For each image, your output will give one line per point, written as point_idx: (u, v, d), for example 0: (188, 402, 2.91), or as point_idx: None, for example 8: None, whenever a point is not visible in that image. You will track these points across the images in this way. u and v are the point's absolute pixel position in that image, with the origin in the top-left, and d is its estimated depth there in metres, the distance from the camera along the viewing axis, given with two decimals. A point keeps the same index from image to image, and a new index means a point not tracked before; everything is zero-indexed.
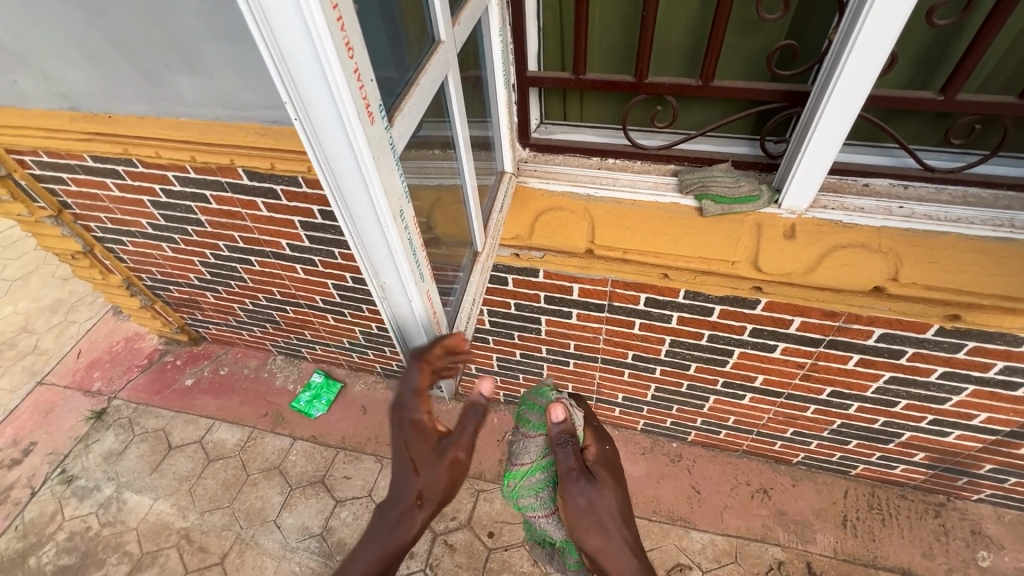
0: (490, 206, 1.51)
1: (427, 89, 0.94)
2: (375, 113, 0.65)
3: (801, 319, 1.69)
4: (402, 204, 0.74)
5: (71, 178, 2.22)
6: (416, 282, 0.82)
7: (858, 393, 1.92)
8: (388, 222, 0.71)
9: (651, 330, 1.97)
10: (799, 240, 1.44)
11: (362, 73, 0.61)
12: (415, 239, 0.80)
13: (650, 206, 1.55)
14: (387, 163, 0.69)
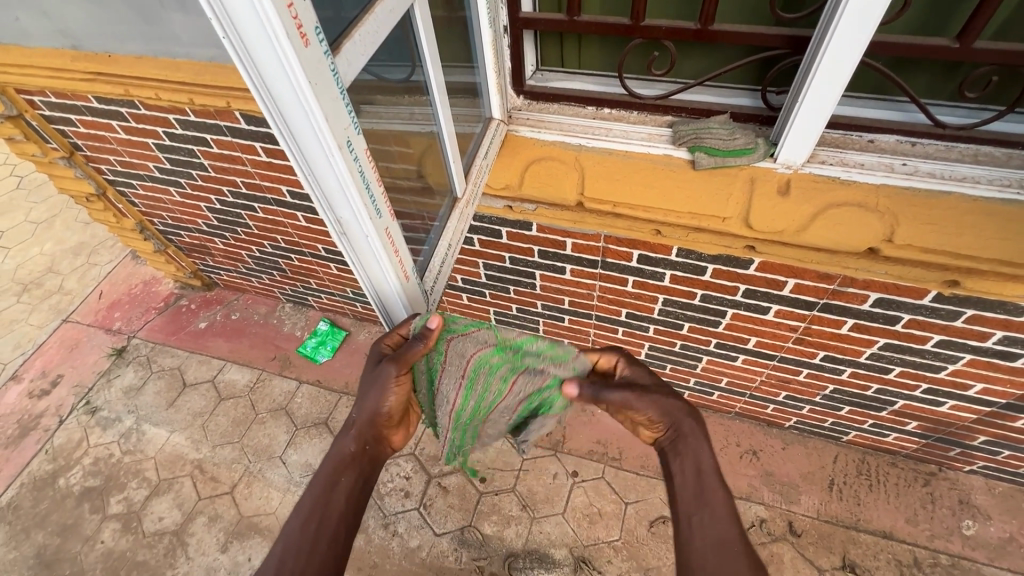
0: (474, 152, 1.49)
1: (387, 21, 0.92)
2: (311, 37, 0.63)
3: (795, 281, 1.66)
4: (350, 134, 0.74)
5: (78, 119, 2.25)
6: (371, 216, 0.83)
7: (851, 359, 1.90)
8: (335, 152, 0.71)
9: (644, 288, 1.96)
10: (793, 197, 1.39)
11: None
12: (368, 172, 0.81)
13: (642, 158, 1.51)
14: (329, 91, 0.68)
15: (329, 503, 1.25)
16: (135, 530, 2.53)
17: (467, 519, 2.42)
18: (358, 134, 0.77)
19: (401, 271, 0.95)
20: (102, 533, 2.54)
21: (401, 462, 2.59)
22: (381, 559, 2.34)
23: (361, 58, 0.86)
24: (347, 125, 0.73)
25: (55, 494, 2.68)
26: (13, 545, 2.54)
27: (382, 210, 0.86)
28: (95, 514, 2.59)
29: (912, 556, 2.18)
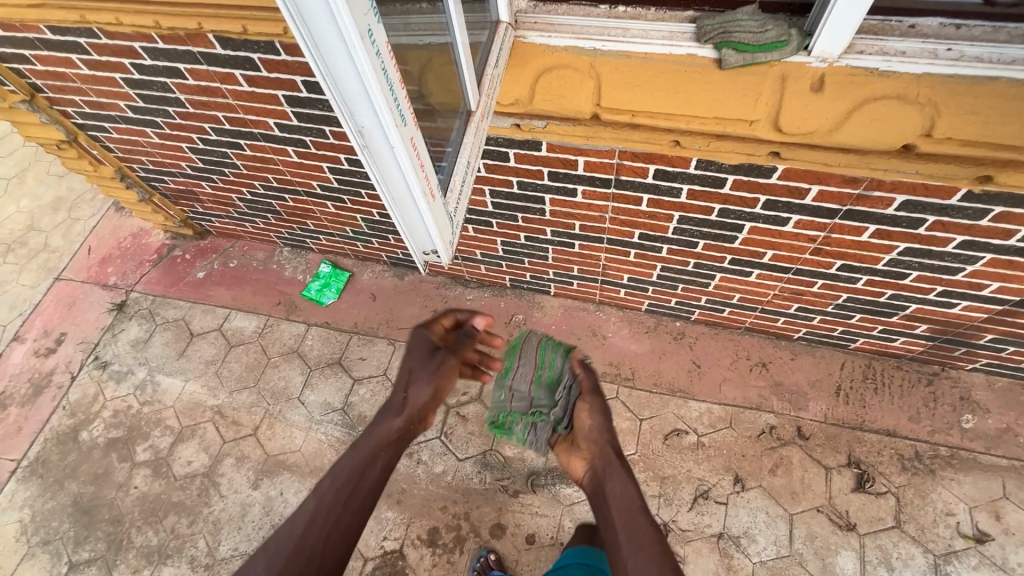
0: (482, 60, 1.37)
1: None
2: None
3: (818, 188, 1.60)
4: (371, 22, 0.65)
5: (34, 56, 2.06)
6: (397, 122, 0.75)
7: (868, 266, 1.89)
8: (359, 49, 0.63)
9: (659, 206, 1.91)
10: (828, 93, 1.29)
11: None
12: (391, 70, 0.72)
13: (663, 59, 1.38)
14: None
15: (365, 474, 1.31)
16: (165, 475, 2.60)
17: (488, 444, 2.50)
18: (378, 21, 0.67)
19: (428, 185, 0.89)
20: (134, 479, 2.61)
21: None
22: (408, 485, 2.43)
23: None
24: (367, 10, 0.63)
25: (80, 447, 2.72)
26: (49, 496, 2.61)
27: (406, 116, 0.78)
28: (124, 463, 2.65)
29: (914, 450, 2.29)
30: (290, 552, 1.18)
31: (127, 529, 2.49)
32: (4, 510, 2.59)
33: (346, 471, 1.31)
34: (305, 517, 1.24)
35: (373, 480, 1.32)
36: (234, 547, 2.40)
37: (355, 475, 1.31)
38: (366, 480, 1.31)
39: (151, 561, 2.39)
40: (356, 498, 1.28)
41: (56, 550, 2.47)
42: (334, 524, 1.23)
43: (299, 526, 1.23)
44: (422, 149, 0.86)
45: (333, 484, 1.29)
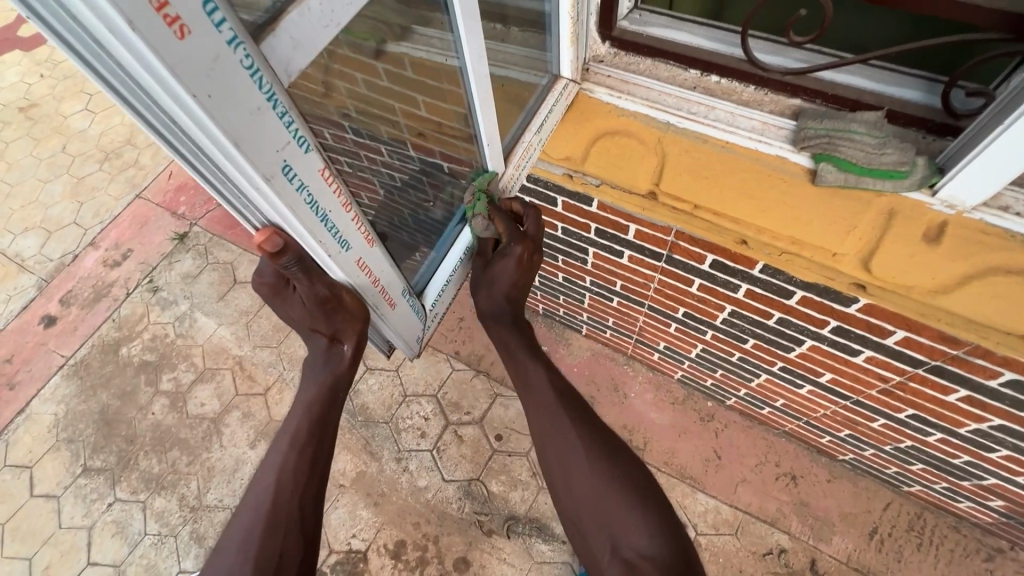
0: (524, 119, 1.26)
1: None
2: (227, 88, 0.56)
3: (905, 334, 1.32)
4: (288, 160, 0.69)
5: None
6: (317, 233, 0.80)
7: (946, 426, 1.57)
8: (269, 192, 0.68)
9: (711, 294, 1.67)
10: (945, 248, 1.02)
11: (193, 45, 0.51)
12: (315, 190, 0.76)
13: (746, 154, 1.15)
14: (258, 132, 0.62)
15: (323, 427, 1.25)
16: (180, 409, 2.75)
17: (476, 472, 2.42)
18: (300, 150, 0.70)
19: (356, 275, 0.95)
20: (153, 406, 2.78)
21: (422, 402, 2.60)
22: (389, 490, 2.42)
23: (326, 28, 0.66)
24: (280, 147, 0.66)
25: (118, 361, 2.93)
26: (83, 398, 2.84)
27: (334, 225, 0.83)
28: (149, 387, 2.83)
29: None
30: (265, 527, 1.14)
31: (136, 450, 2.66)
32: (45, 399, 2.85)
33: (303, 428, 1.23)
34: (270, 489, 1.19)
35: (330, 430, 1.27)
36: (220, 498, 2.51)
37: (316, 433, 1.24)
38: (327, 432, 1.26)
39: (147, 488, 2.56)
40: (324, 450, 1.25)
41: (76, 450, 2.69)
42: (307, 489, 1.20)
43: (267, 496, 1.18)
44: (352, 246, 0.90)
45: (289, 449, 1.22)
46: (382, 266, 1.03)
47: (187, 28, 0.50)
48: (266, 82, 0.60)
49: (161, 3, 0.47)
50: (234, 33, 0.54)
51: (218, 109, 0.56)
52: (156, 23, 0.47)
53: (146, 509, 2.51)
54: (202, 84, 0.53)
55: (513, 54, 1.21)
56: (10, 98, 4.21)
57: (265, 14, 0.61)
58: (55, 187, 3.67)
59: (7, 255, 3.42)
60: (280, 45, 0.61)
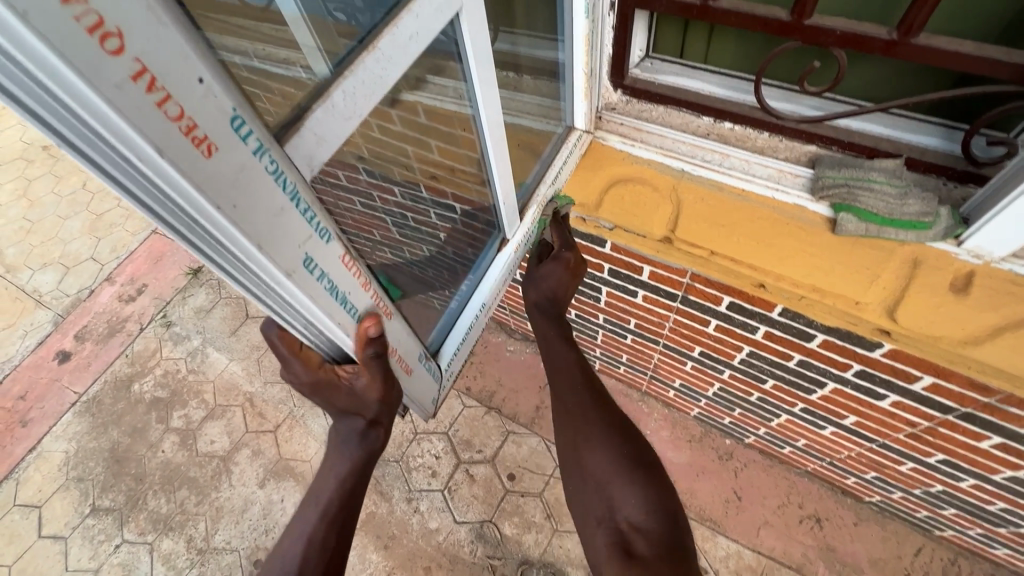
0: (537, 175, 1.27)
1: (393, 61, 0.71)
2: (249, 196, 0.57)
3: (933, 380, 1.28)
4: (309, 254, 0.69)
5: None
6: (334, 316, 0.79)
7: (980, 472, 1.51)
8: (290, 286, 0.68)
9: (728, 334, 1.64)
10: (974, 298, 0.99)
11: (219, 160, 0.52)
12: (334, 276, 0.75)
13: (762, 202, 1.15)
14: (278, 233, 0.63)
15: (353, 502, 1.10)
16: (190, 447, 2.73)
17: (489, 514, 2.36)
18: (322, 242, 0.70)
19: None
20: (164, 443, 2.76)
21: (433, 440, 2.56)
22: (399, 532, 2.36)
23: (347, 120, 0.68)
24: (302, 243, 0.67)
25: (129, 397, 2.93)
26: (94, 436, 2.83)
27: (353, 306, 0.82)
28: (160, 424, 2.82)
29: None
30: None
31: (145, 489, 2.64)
32: (56, 436, 2.85)
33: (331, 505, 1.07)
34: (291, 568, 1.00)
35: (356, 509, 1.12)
36: (228, 539, 2.47)
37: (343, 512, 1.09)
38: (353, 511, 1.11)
39: (155, 529, 2.52)
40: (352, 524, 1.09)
41: (86, 489, 2.67)
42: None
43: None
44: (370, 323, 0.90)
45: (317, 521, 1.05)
46: (401, 336, 1.00)
47: (215, 146, 0.51)
48: (289, 183, 0.61)
49: (190, 128, 0.48)
50: (259, 142, 0.56)
51: (243, 216, 0.57)
52: (184, 146, 0.49)
53: (153, 551, 2.47)
54: (226, 196, 0.54)
55: (526, 103, 1.22)
56: (35, 137, 4.36)
57: (293, 115, 0.63)
58: (74, 223, 3.75)
59: (26, 290, 3.47)
60: (304, 143, 0.62)
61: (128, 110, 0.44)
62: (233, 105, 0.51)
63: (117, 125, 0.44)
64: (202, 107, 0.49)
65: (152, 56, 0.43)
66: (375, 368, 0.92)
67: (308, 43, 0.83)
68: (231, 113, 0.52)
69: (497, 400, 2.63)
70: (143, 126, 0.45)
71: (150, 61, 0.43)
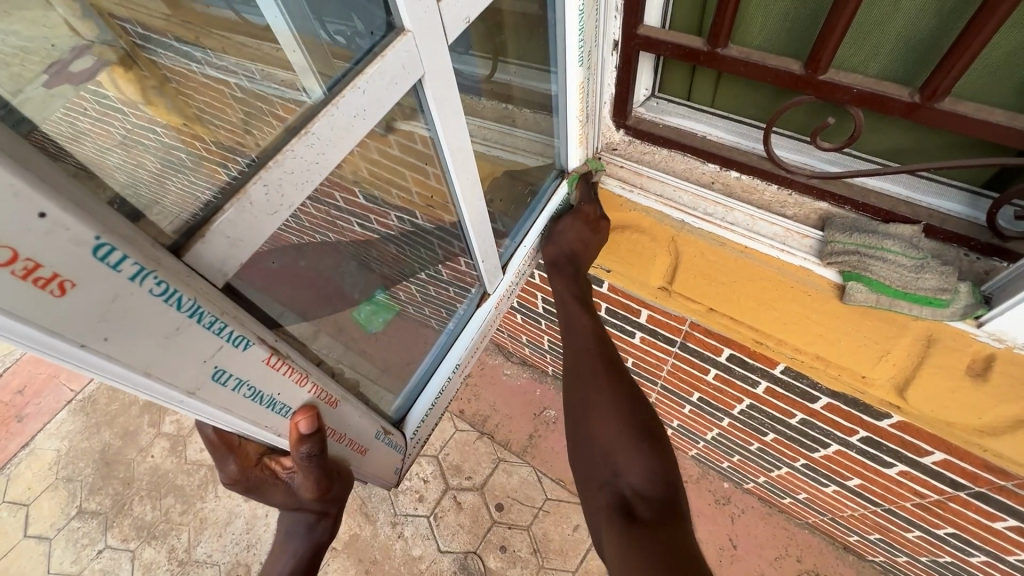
0: (519, 232, 1.25)
1: (333, 143, 0.66)
2: (124, 323, 0.50)
3: (945, 457, 1.19)
4: (217, 366, 0.62)
5: None
6: (258, 418, 0.73)
7: (993, 551, 1.41)
8: (191, 401, 0.62)
9: (728, 384, 1.56)
10: (993, 386, 0.90)
11: (77, 298, 0.46)
12: (257, 380, 0.69)
13: (768, 263, 1.06)
14: (172, 354, 0.56)
15: None
16: (179, 454, 2.71)
17: (474, 545, 2.30)
18: (238, 350, 0.64)
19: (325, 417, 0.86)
20: (153, 448, 2.74)
21: (422, 463, 2.51)
22: (381, 558, 2.30)
23: (274, 215, 0.63)
24: (209, 356, 0.61)
25: (124, 398, 2.93)
26: (86, 436, 2.83)
27: (280, 404, 0.75)
28: (151, 428, 2.81)
29: None
30: None
31: (132, 495, 2.62)
32: (50, 434, 2.85)
33: None
34: None
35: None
36: (209, 553, 2.43)
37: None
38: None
39: (139, 536, 2.50)
40: None
41: (74, 490, 2.67)
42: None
43: None
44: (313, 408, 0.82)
45: None
46: (350, 420, 0.93)
47: (70, 281, 0.45)
48: (186, 300, 0.55)
49: (32, 268, 0.42)
50: (139, 266, 0.49)
51: (119, 345, 0.51)
52: (24, 288, 0.42)
53: (134, 559, 2.45)
54: (94, 330, 0.48)
55: (520, 139, 1.18)
56: None
57: (202, 216, 0.58)
58: None
59: None
60: (212, 247, 0.57)
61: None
62: (96, 234, 0.44)
63: None
64: (48, 243, 0.42)
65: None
66: (310, 471, 0.85)
67: (306, 68, 0.76)
68: (95, 244, 0.45)
69: (490, 425, 2.57)
70: None
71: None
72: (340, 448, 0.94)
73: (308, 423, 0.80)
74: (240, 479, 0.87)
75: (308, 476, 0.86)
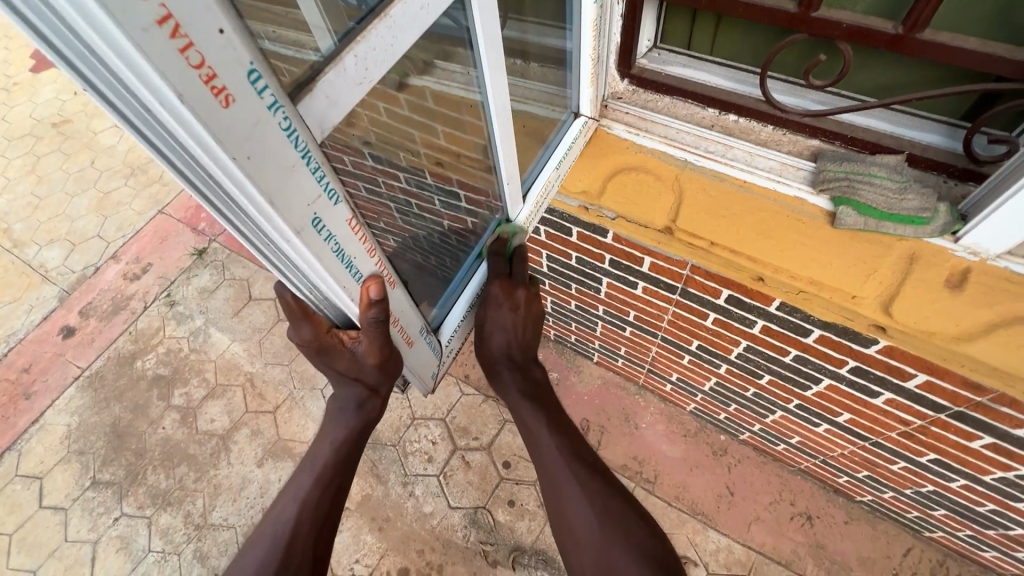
0: (540, 163, 1.28)
1: (406, 29, 0.73)
2: (263, 146, 0.58)
3: (927, 378, 1.29)
4: (319, 211, 0.70)
5: None
6: (342, 278, 0.81)
7: (970, 473, 1.52)
8: (299, 242, 0.70)
9: (726, 328, 1.66)
10: (968, 295, 1.01)
11: (236, 113, 0.54)
12: (342, 239, 0.77)
13: (764, 194, 1.16)
14: (290, 188, 0.64)
15: (347, 465, 1.14)
16: (190, 424, 2.76)
17: (483, 500, 2.39)
18: (331, 203, 0.72)
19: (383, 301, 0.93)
20: (164, 420, 2.79)
21: (430, 426, 2.59)
22: (394, 515, 2.39)
23: (358, 85, 0.69)
24: (312, 200, 0.68)
25: (132, 373, 2.97)
26: (96, 410, 2.87)
27: (359, 271, 0.83)
28: (161, 401, 2.86)
29: None
30: (279, 565, 1.01)
31: (145, 465, 2.67)
32: (59, 410, 2.89)
33: (325, 462, 1.12)
34: (286, 527, 1.06)
35: (354, 466, 1.17)
36: (225, 516, 2.50)
37: (341, 469, 1.13)
38: (352, 471, 1.16)
39: (154, 503, 2.56)
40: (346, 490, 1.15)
41: (87, 462, 2.71)
42: (324, 525, 1.10)
43: (281, 534, 1.05)
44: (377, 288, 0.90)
45: (312, 484, 1.11)
46: (403, 306, 1.01)
47: (232, 96, 0.52)
48: (302, 141, 0.62)
49: (210, 77, 0.50)
50: (275, 97, 0.57)
51: (255, 168, 0.59)
52: (203, 95, 0.50)
53: (151, 525, 2.51)
54: (242, 147, 0.56)
55: (532, 89, 1.23)
56: (44, 113, 4.44)
57: (306, 76, 0.64)
58: (81, 201, 3.80)
59: (32, 265, 3.52)
60: (316, 103, 0.63)
61: (152, 54, 0.45)
62: (251, 57, 0.52)
63: (140, 66, 0.45)
64: (222, 57, 0.50)
65: (176, 3, 0.44)
66: (373, 338, 0.92)
67: (319, 24, 0.75)
68: (248, 67, 0.52)
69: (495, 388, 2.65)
70: (165, 70, 0.46)
71: (174, 6, 0.44)
72: (395, 335, 1.02)
73: (376, 290, 0.87)
74: (313, 342, 0.94)
75: (369, 344, 0.94)
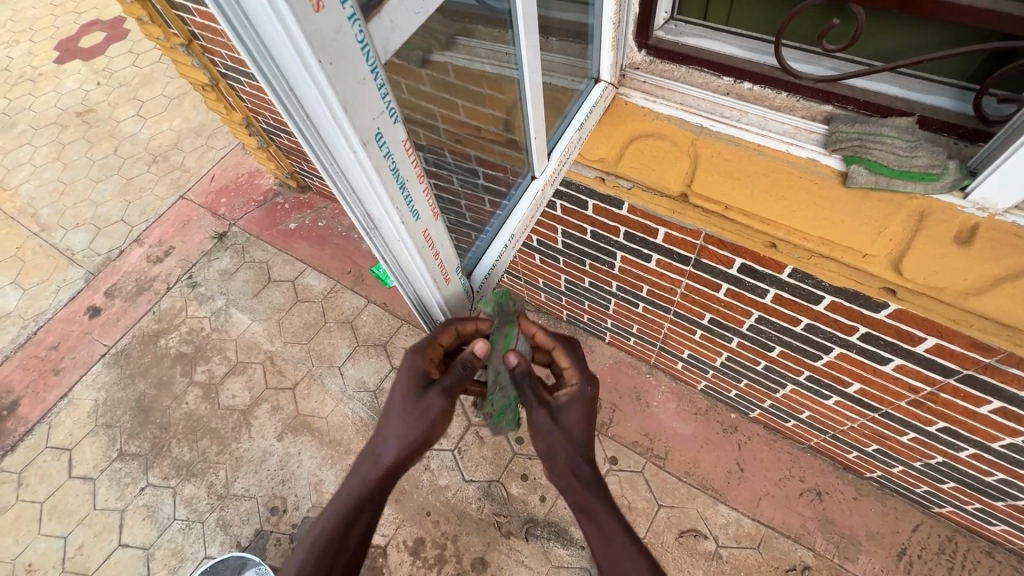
0: (565, 123, 1.31)
1: None
2: (341, 51, 0.62)
3: (936, 341, 1.32)
4: (381, 126, 0.74)
5: (192, 21, 2.18)
6: (396, 202, 0.84)
7: (979, 440, 1.55)
8: (365, 155, 0.73)
9: (738, 299, 1.70)
10: (976, 249, 1.05)
11: (323, 15, 0.58)
12: (398, 159, 0.81)
13: (776, 156, 1.21)
14: (360, 100, 0.68)
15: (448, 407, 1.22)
16: (212, 400, 2.85)
17: (497, 474, 2.45)
18: (391, 121, 0.76)
19: (422, 246, 0.96)
20: (187, 395, 2.88)
21: None
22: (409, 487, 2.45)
23: (416, 15, 0.77)
24: (376, 116, 0.72)
25: (156, 351, 3.06)
26: (122, 386, 2.96)
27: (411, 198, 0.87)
28: (184, 377, 2.95)
29: None
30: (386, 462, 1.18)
31: (169, 438, 2.76)
32: (86, 385, 2.99)
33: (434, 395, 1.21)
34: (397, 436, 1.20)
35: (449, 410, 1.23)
36: (246, 487, 2.58)
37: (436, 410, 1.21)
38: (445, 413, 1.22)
39: (178, 474, 2.65)
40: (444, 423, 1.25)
41: (114, 435, 2.81)
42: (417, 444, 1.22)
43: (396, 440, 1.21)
44: (422, 217, 0.93)
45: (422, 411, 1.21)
46: (442, 238, 1.03)
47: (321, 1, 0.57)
48: (372, 55, 0.67)
49: None
50: (354, 10, 0.62)
51: (336, 75, 0.63)
52: None
53: (175, 495, 2.60)
54: (326, 52, 0.60)
55: (551, 62, 1.20)
56: (69, 103, 4.56)
57: None
58: (105, 187, 3.90)
59: (59, 248, 3.63)
60: (382, 25, 0.70)
61: None
62: None
63: None
64: None
65: None
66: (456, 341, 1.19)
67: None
68: None
69: None
70: None
71: None
72: (434, 269, 1.04)
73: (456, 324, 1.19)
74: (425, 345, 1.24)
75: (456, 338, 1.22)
